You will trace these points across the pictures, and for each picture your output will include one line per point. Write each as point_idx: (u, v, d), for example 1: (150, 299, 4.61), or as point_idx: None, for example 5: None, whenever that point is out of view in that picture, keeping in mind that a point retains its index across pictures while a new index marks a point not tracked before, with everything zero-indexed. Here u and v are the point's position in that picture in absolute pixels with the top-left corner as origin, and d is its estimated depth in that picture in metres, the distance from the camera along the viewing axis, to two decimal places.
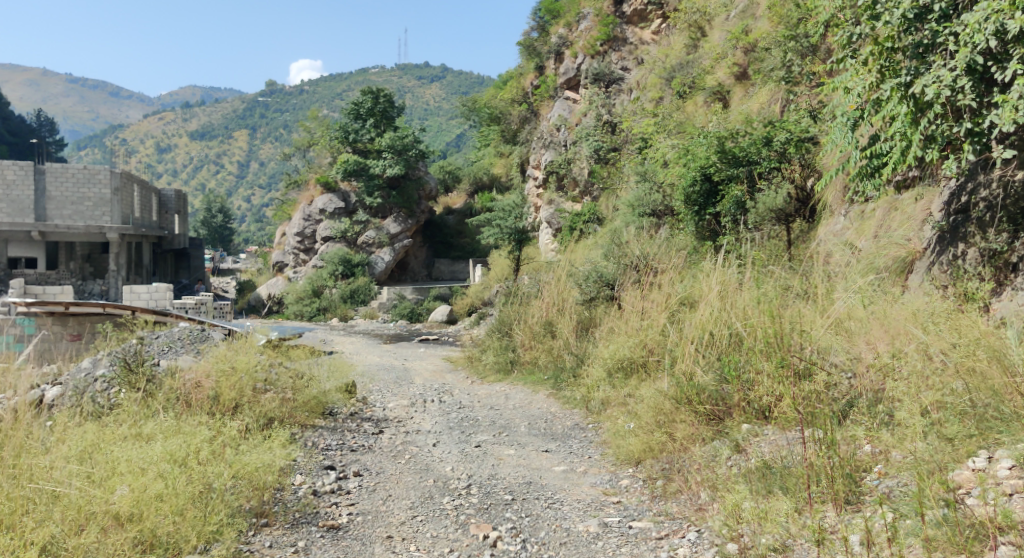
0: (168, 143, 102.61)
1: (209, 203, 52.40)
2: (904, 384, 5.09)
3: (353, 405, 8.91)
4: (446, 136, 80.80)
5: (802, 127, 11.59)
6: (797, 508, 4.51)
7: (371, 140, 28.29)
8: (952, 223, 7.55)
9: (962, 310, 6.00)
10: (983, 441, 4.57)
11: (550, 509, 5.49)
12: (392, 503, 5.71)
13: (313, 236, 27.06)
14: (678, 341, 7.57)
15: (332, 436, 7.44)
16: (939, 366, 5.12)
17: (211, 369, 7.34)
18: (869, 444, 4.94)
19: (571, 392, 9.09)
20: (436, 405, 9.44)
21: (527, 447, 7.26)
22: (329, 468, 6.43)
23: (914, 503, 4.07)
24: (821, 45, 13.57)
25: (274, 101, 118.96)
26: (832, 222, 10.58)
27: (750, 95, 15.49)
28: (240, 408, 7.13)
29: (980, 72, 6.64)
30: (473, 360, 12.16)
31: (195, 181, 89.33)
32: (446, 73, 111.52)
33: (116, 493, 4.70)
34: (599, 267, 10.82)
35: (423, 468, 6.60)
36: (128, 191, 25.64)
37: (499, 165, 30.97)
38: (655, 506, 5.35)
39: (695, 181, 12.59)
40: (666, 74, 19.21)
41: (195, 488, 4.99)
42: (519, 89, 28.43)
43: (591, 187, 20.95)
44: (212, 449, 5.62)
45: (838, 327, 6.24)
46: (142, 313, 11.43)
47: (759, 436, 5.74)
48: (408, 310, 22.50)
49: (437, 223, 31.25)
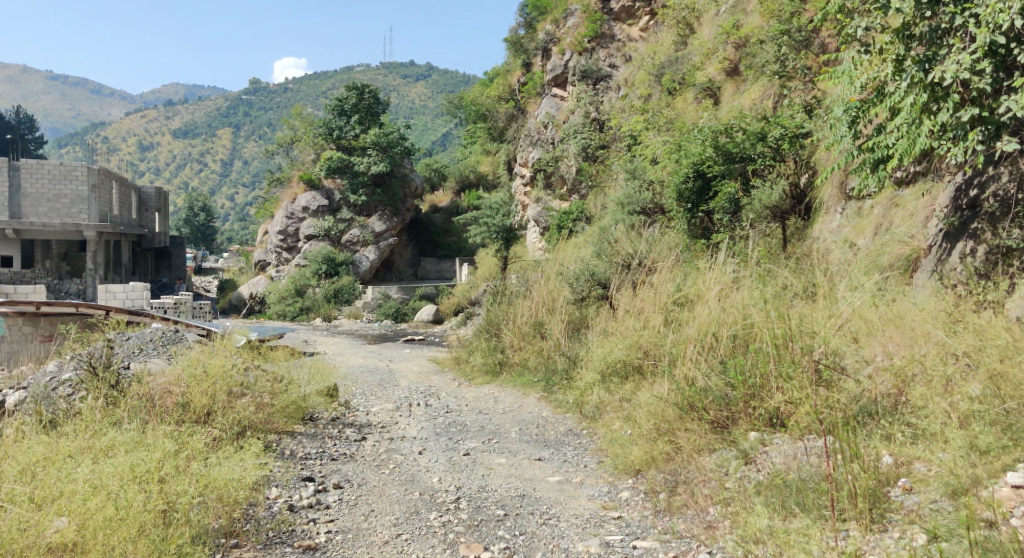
0: (151, 141, 101.25)
1: (192, 202, 51.57)
2: (928, 391, 4.75)
3: (335, 410, 8.49)
4: (431, 135, 80.27)
5: (797, 123, 11.30)
6: (818, 527, 4.14)
7: (355, 136, 27.74)
8: (960, 220, 7.26)
9: (979, 312, 5.68)
10: (1019, 454, 4.18)
11: (547, 526, 5.09)
12: (374, 519, 5.30)
13: (295, 235, 26.43)
14: (678, 343, 7.15)
15: (311, 444, 7.00)
16: (964, 371, 4.79)
17: (182, 375, 6.93)
18: (890, 456, 4.57)
19: (563, 396, 8.69)
20: (423, 409, 9.00)
21: (519, 455, 6.86)
22: (308, 480, 6.01)
23: (956, 525, 3.70)
24: (815, 39, 13.28)
25: (258, 100, 117.75)
26: (828, 220, 10.29)
27: (743, 91, 15.12)
28: (212, 415, 6.67)
29: (1001, 55, 6.25)
30: (459, 361, 11.72)
31: (177, 179, 88.30)
32: (433, 72, 110.68)
33: (53, 525, 4.23)
34: (591, 266, 10.46)
35: (408, 479, 6.17)
36: (106, 188, 25.00)
37: (485, 163, 30.53)
38: (659, 522, 4.97)
39: (687, 178, 12.19)
40: (655, 70, 18.80)
41: (155, 512, 4.55)
42: (506, 86, 27.77)
43: (579, 184, 20.65)
44: (176, 463, 5.15)
45: (852, 331, 5.89)
46: (116, 314, 10.93)
47: (769, 445, 5.33)
48: (393, 310, 22.10)
49: (423, 222, 30.80)
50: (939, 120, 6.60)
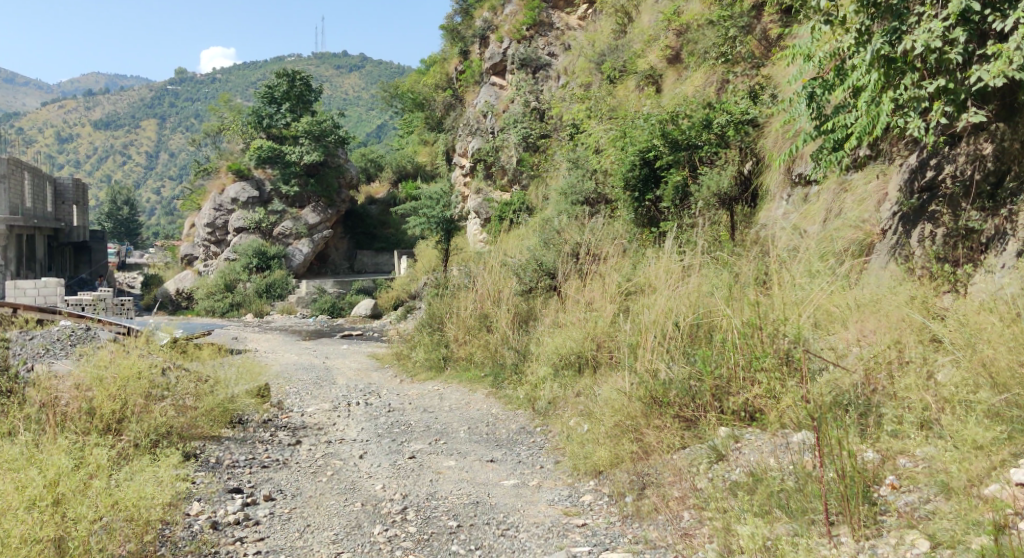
0: (70, 132, 96.46)
1: (115, 195, 49.45)
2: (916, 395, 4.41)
3: (267, 412, 7.81)
4: (365, 127, 78.68)
5: (742, 109, 11.06)
6: (807, 534, 3.80)
7: (286, 125, 26.64)
8: (917, 203, 7.05)
9: (945, 300, 5.43)
10: (1013, 447, 3.84)
11: (505, 539, 4.63)
12: (310, 535, 4.76)
13: (224, 228, 25.29)
14: (636, 332, 6.73)
15: (240, 451, 6.37)
16: (945, 376, 4.51)
17: (88, 377, 6.17)
18: (874, 451, 4.26)
19: (514, 392, 8.21)
20: (363, 409, 8.38)
21: (469, 457, 6.34)
22: (235, 492, 5.39)
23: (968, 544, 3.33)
24: (757, 26, 13.04)
25: (185, 91, 113.91)
26: (774, 207, 10.02)
27: (684, 79, 14.74)
28: (124, 423, 5.96)
29: (975, 22, 5.92)
30: (401, 356, 11.10)
31: (99, 173, 84.40)
32: (366, 63, 108.55)
33: None
34: (539, 255, 10.16)
35: (348, 487, 5.59)
36: (17, 178, 23.43)
37: (423, 153, 29.83)
38: (628, 530, 4.57)
39: (633, 166, 11.76)
40: (595, 58, 18.38)
41: (43, 543, 3.90)
42: (444, 75, 27.15)
43: (520, 175, 20.15)
44: (75, 479, 4.45)
45: (819, 318, 5.56)
46: (23, 311, 9.97)
47: (741, 441, 4.93)
48: (329, 304, 21.35)
49: (359, 214, 29.92)
50: (902, 96, 6.37)
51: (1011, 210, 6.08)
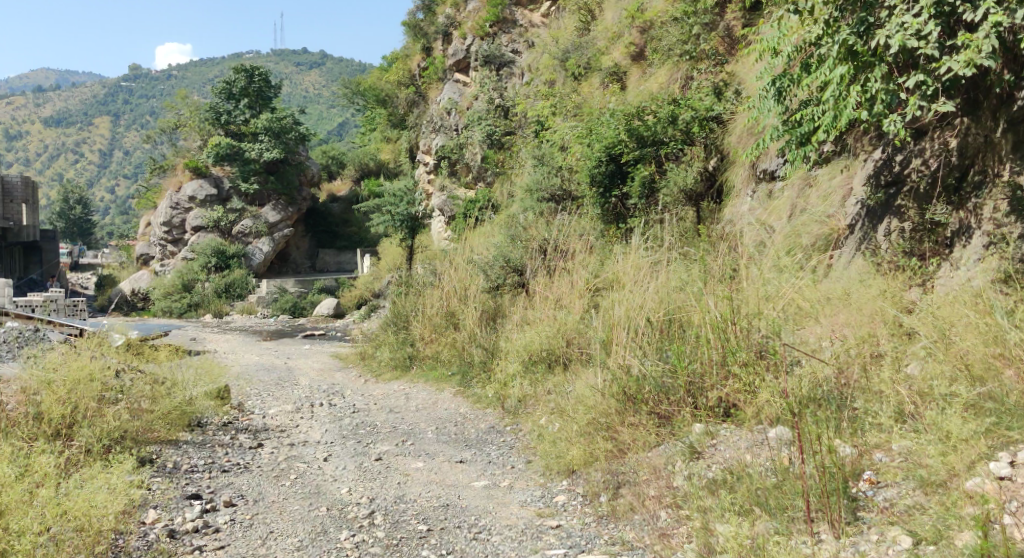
0: (20, 129, 93.67)
1: (67, 194, 48.18)
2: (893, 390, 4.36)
3: (226, 414, 7.55)
4: (326, 125, 77.82)
5: (706, 105, 11.05)
6: (787, 532, 3.73)
7: (245, 121, 26.22)
8: (883, 197, 7.06)
9: (915, 295, 5.41)
10: (992, 440, 3.82)
11: (478, 542, 4.49)
12: (273, 542, 4.56)
13: (181, 226, 24.67)
14: (607, 327, 6.62)
15: (198, 455, 6.13)
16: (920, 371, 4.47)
17: (35, 381, 5.87)
18: (851, 446, 4.21)
19: (482, 390, 8.06)
20: (326, 410, 8.16)
21: (437, 458, 6.18)
22: (193, 498, 5.17)
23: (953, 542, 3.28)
24: (721, 22, 13.02)
25: (139, 87, 111.47)
26: (739, 203, 9.97)
27: (649, 75, 14.71)
28: (75, 427, 5.68)
29: (946, 13, 5.87)
30: (365, 356, 10.88)
31: (51, 171, 82.06)
32: (327, 59, 107.39)
33: None
34: (505, 251, 10.01)
35: (313, 491, 5.40)
36: None
37: (386, 150, 29.47)
38: (604, 531, 4.47)
39: (599, 162, 11.68)
40: (559, 55, 18.28)
41: None
42: (406, 71, 26.80)
43: (485, 172, 20.01)
44: (20, 489, 4.20)
45: (791, 313, 5.51)
46: None
47: (716, 438, 4.85)
48: (290, 304, 20.95)
49: (320, 212, 29.47)
50: (870, 88, 6.34)
51: (976, 203, 6.10)
